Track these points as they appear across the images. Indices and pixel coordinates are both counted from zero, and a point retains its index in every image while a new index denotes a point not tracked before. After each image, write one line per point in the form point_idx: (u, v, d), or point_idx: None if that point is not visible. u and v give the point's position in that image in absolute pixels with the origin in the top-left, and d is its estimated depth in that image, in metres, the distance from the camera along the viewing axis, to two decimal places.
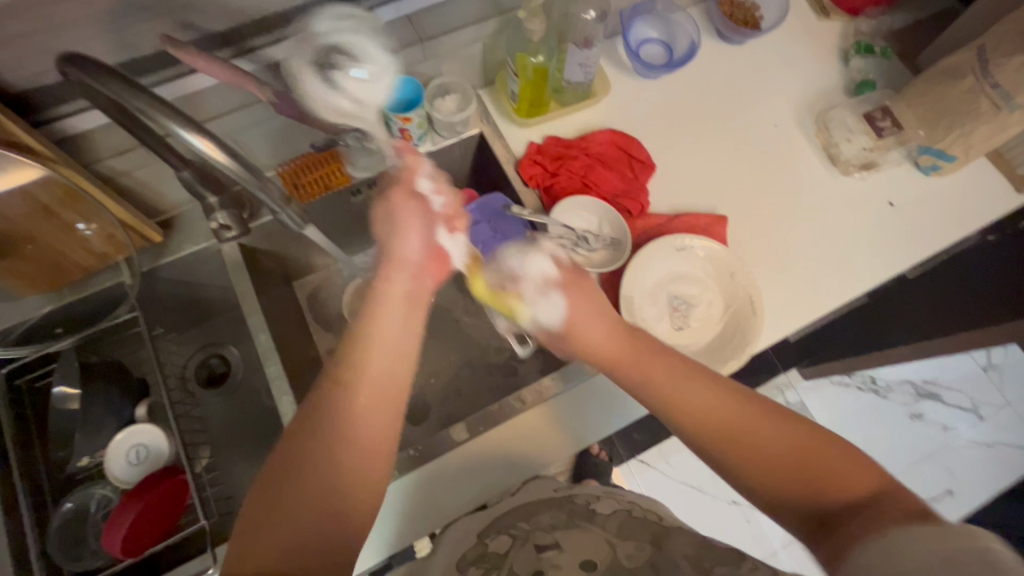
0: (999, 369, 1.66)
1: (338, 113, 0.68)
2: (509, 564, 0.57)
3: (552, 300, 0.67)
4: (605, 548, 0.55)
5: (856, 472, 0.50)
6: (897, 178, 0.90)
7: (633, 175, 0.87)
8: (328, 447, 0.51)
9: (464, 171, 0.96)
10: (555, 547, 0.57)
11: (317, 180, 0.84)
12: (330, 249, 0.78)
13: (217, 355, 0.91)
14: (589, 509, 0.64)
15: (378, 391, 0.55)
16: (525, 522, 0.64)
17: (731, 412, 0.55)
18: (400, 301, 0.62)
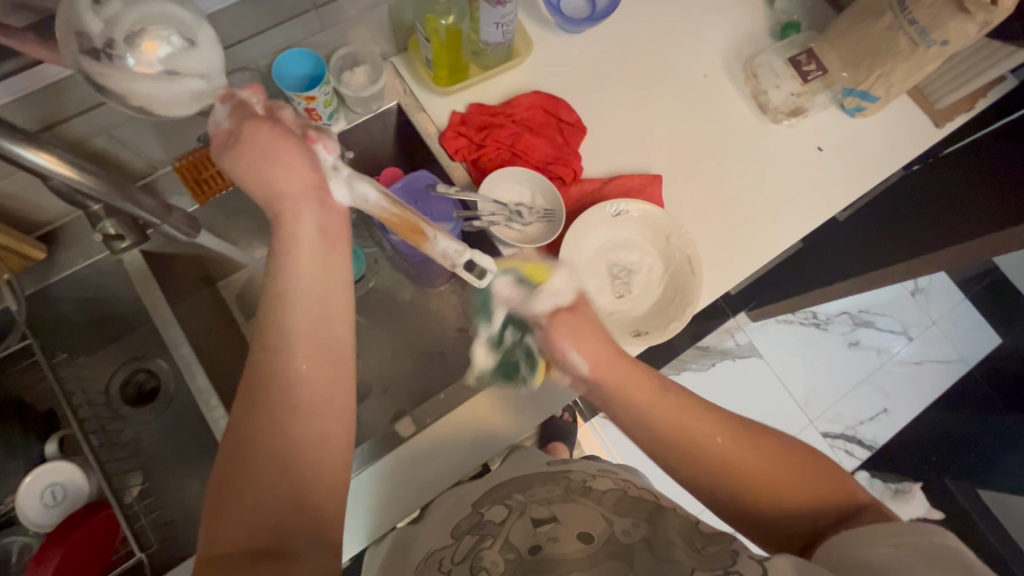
0: (925, 292, 1.77)
1: (186, 103, 0.57)
2: (507, 534, 0.57)
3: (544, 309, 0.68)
4: (603, 523, 0.55)
5: (831, 486, 0.53)
6: (825, 122, 0.90)
7: (564, 140, 0.83)
8: (270, 425, 0.49)
9: (387, 147, 0.90)
10: (553, 520, 0.56)
11: (216, 175, 0.78)
12: (229, 252, 0.74)
13: (144, 370, 0.85)
14: (586, 485, 0.62)
15: (318, 347, 0.53)
16: (521, 493, 0.63)
17: (724, 439, 0.55)
18: (312, 242, 0.58)
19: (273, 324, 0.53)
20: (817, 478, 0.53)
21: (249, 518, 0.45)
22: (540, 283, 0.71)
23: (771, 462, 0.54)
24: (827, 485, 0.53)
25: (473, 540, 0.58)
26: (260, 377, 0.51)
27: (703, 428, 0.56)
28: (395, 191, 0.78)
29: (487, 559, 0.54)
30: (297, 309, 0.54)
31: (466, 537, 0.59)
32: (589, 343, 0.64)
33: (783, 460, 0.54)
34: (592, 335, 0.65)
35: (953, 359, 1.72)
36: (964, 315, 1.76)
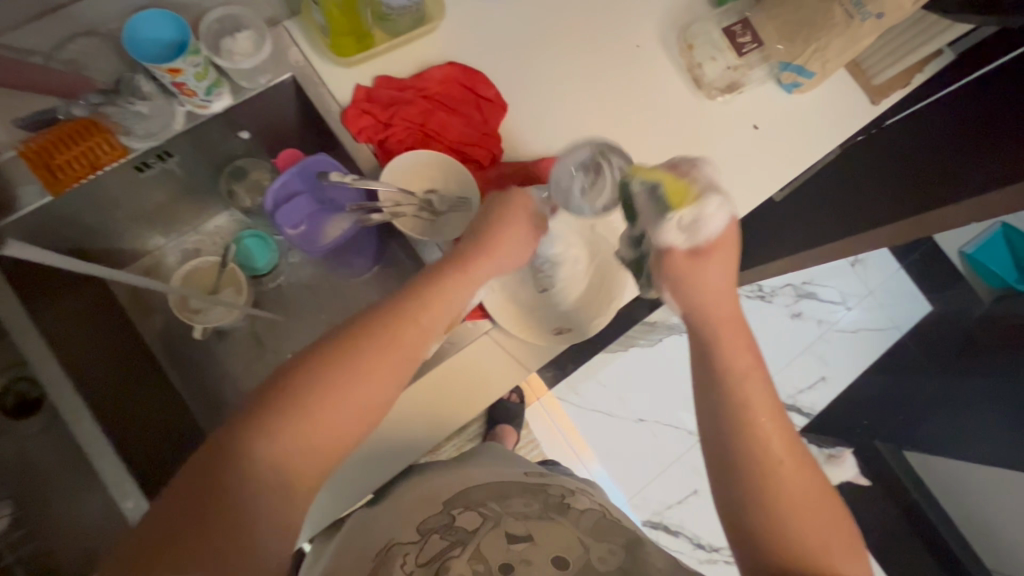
0: (864, 262, 1.80)
1: (250, 75, 0.71)
2: (477, 544, 0.52)
3: (722, 205, 0.61)
4: (578, 548, 0.52)
5: (848, 560, 0.53)
6: (761, 97, 0.85)
7: (482, 118, 0.75)
8: (295, 440, 0.49)
9: (288, 124, 0.81)
10: (527, 538, 0.52)
11: (76, 157, 0.66)
12: (131, 279, 0.71)
13: (24, 380, 0.77)
14: (564, 502, 0.61)
15: (370, 401, 0.52)
16: (497, 504, 0.59)
17: (786, 455, 0.56)
18: (432, 313, 0.58)
19: (322, 365, 0.51)
20: (841, 543, 0.53)
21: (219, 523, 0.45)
22: (677, 209, 0.60)
23: (813, 502, 0.54)
24: (844, 554, 0.53)
25: (440, 546, 0.53)
26: (274, 404, 0.49)
27: (770, 429, 0.57)
28: (289, 179, 0.69)
29: (454, 569, 0.50)
30: (370, 359, 0.53)
31: (432, 538, 0.55)
32: (714, 274, 0.63)
33: (821, 509, 0.54)
34: (721, 268, 0.63)
35: (886, 327, 1.78)
36: (899, 284, 1.81)
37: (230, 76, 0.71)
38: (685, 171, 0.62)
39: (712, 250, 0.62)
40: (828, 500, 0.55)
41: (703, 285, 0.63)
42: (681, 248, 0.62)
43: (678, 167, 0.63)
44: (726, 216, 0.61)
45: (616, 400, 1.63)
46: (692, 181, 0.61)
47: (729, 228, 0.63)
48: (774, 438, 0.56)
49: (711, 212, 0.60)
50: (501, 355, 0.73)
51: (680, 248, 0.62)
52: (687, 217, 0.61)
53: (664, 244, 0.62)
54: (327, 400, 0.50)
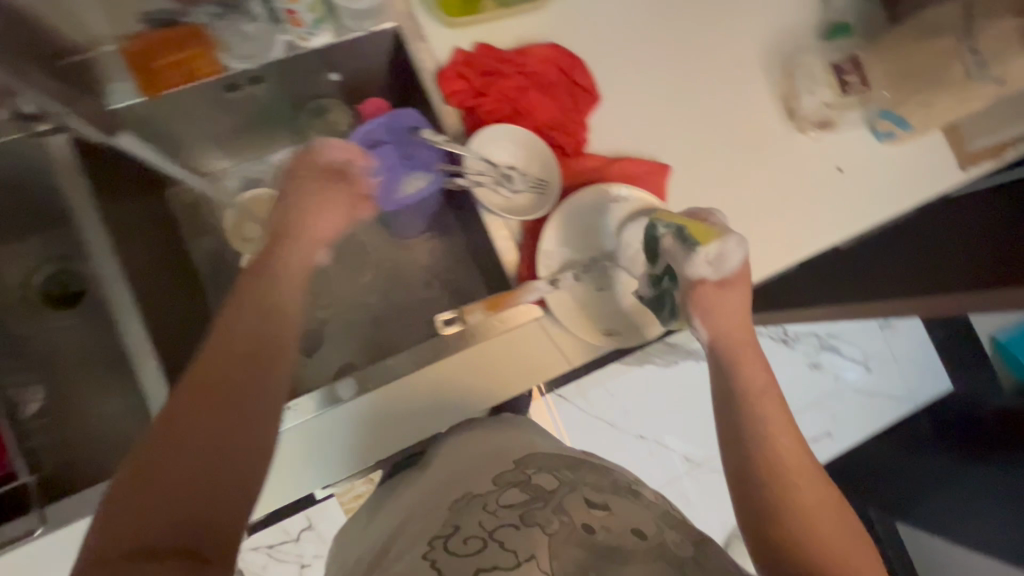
0: (894, 327, 1.76)
1: (358, 18, 0.70)
2: (556, 501, 0.51)
3: (739, 240, 0.62)
4: (653, 526, 0.49)
5: None
6: (850, 141, 0.83)
7: (573, 105, 0.74)
8: (185, 408, 0.45)
9: (377, 74, 0.80)
10: (605, 507, 0.51)
11: (176, 65, 0.67)
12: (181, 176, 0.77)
13: (69, 272, 0.80)
14: (633, 486, 0.58)
15: (219, 370, 0.48)
16: (570, 471, 0.58)
17: (818, 485, 0.56)
18: (255, 288, 0.54)
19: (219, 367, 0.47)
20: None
21: (157, 507, 0.41)
22: (702, 243, 0.60)
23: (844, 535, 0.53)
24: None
25: (517, 495, 0.53)
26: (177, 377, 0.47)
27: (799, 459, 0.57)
28: (375, 128, 0.69)
29: (538, 518, 0.49)
30: (230, 337, 0.50)
31: (511, 490, 0.54)
32: (733, 306, 0.63)
33: (851, 543, 0.53)
34: (737, 303, 0.64)
35: (901, 396, 1.74)
36: (925, 354, 1.77)
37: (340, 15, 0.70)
38: (708, 217, 0.65)
39: (734, 282, 0.63)
40: (859, 537, 0.54)
41: (726, 310, 0.64)
42: (710, 280, 0.62)
43: (700, 215, 0.66)
44: (743, 249, 0.62)
45: (620, 412, 1.61)
46: (712, 224, 0.63)
47: (743, 265, 0.64)
48: (807, 467, 0.57)
49: (728, 245, 0.61)
50: (547, 346, 0.72)
51: (709, 279, 0.62)
52: (713, 253, 0.61)
53: (693, 278, 0.62)
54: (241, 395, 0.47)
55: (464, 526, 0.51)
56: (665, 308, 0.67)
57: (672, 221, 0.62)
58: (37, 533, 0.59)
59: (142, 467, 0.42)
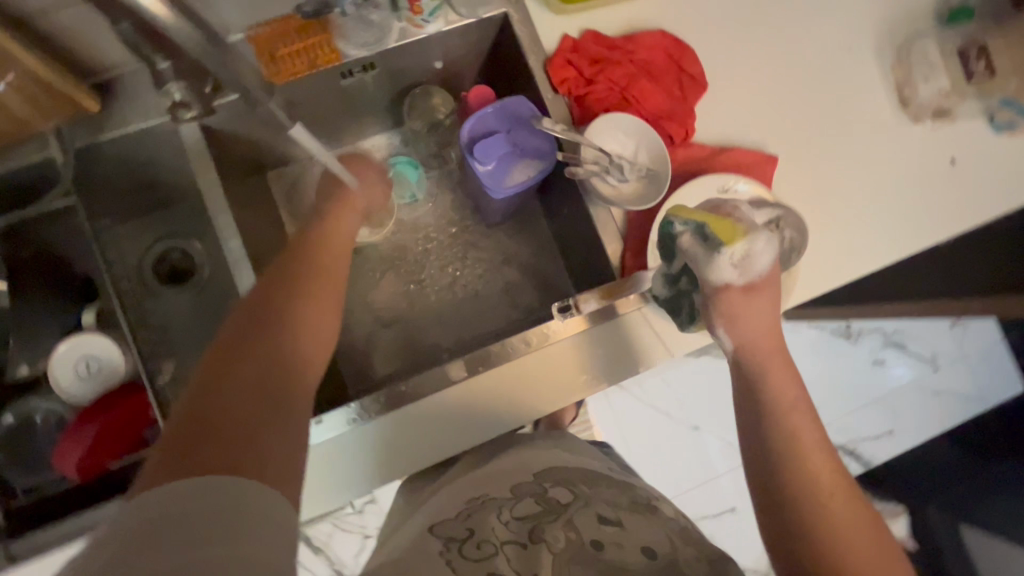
0: (965, 325, 1.66)
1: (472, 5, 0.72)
2: (568, 517, 0.49)
3: (767, 242, 0.62)
4: (667, 543, 0.46)
5: None
6: (968, 131, 0.79)
7: (681, 95, 0.74)
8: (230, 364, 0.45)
9: (480, 60, 0.81)
10: (617, 523, 0.48)
11: (298, 53, 0.69)
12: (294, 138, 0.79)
13: (178, 249, 0.82)
14: (650, 502, 0.54)
15: (252, 335, 0.48)
16: (587, 487, 0.55)
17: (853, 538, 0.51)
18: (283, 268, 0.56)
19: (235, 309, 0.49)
20: None
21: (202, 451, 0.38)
22: (727, 243, 0.61)
23: None
24: None
25: (529, 509, 0.51)
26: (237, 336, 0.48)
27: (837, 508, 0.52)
28: (486, 116, 0.71)
29: (547, 534, 0.48)
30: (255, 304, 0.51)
31: (523, 501, 0.53)
32: (759, 312, 0.64)
33: None
34: (764, 310, 0.64)
35: (969, 396, 1.64)
36: (997, 355, 1.67)
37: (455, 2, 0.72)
38: (726, 211, 0.65)
39: (760, 288, 0.64)
40: None
41: (749, 319, 0.63)
42: (736, 284, 0.63)
43: (721, 207, 0.66)
44: (771, 251, 0.62)
45: (676, 402, 1.49)
46: (737, 220, 0.63)
47: (771, 271, 0.64)
48: (844, 515, 0.52)
49: (755, 247, 0.62)
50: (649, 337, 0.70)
51: (735, 284, 0.63)
52: (739, 253, 0.62)
53: (720, 281, 0.63)
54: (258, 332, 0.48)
55: (478, 532, 0.49)
56: (680, 312, 0.68)
57: (692, 218, 0.62)
58: None
59: (189, 411, 0.42)
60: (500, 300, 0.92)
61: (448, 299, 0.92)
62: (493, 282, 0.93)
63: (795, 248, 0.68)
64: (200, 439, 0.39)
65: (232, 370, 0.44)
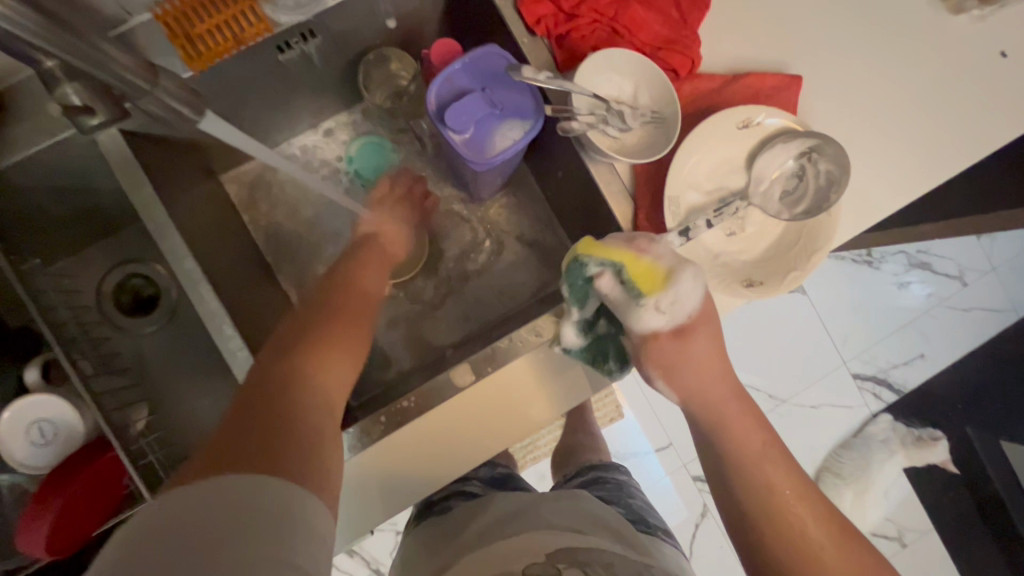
0: (993, 235, 1.55)
1: None
2: None
3: (696, 279, 0.55)
4: None
5: None
6: (1017, 16, 0.67)
7: (680, 16, 0.62)
8: (282, 376, 0.50)
9: (438, 7, 0.68)
10: None
11: (217, 26, 0.57)
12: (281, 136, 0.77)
13: (138, 275, 0.74)
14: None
15: (299, 350, 0.53)
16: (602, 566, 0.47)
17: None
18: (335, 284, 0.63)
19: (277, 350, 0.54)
20: None
21: (246, 448, 0.41)
22: (648, 293, 0.55)
23: None
24: None
25: None
26: (287, 354, 0.53)
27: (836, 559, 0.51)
28: (455, 74, 0.60)
29: None
30: (299, 328, 0.56)
31: None
32: (705, 357, 0.58)
33: None
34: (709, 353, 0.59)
35: (1001, 308, 1.54)
36: None
37: None
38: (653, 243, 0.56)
39: (695, 327, 0.57)
40: None
41: (690, 363, 0.59)
42: (665, 330, 0.57)
43: (635, 238, 0.56)
44: (700, 287, 0.56)
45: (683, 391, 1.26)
46: (658, 257, 0.55)
47: (704, 305, 0.57)
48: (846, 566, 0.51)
49: (682, 288, 0.55)
50: None
51: (664, 330, 0.57)
52: (665, 298, 0.55)
53: (647, 329, 0.57)
54: (298, 364, 0.52)
55: None
56: (608, 357, 0.61)
57: (607, 261, 0.54)
58: None
59: (231, 417, 0.45)
60: (499, 283, 0.83)
61: (442, 290, 0.83)
62: (489, 264, 0.84)
63: (833, 184, 0.59)
64: (241, 439, 0.42)
65: (269, 391, 0.48)
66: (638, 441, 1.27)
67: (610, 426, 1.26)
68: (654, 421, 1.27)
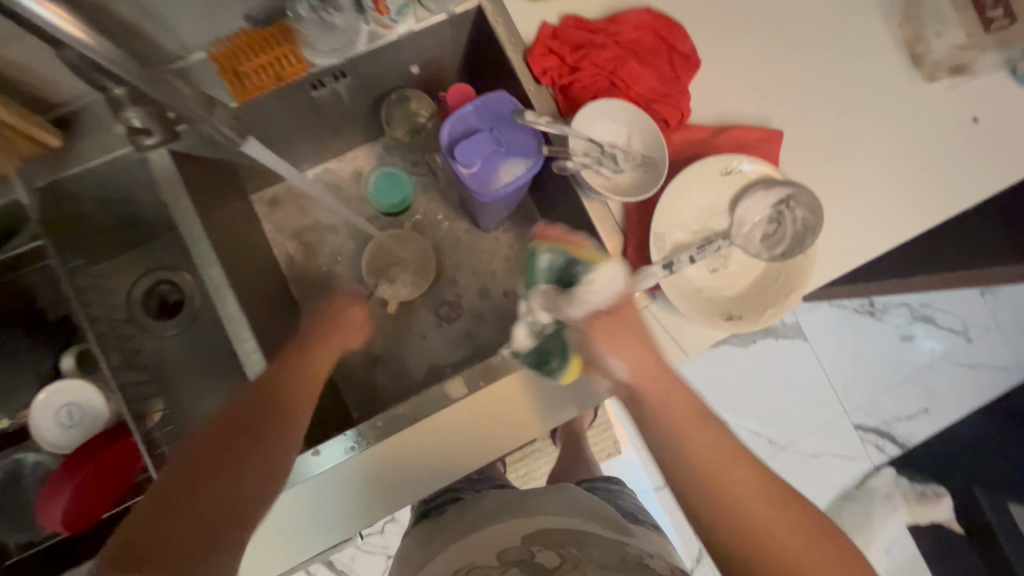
0: (996, 293, 1.57)
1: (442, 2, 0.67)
2: None
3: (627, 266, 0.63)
4: None
5: None
6: (989, 86, 0.73)
7: (673, 74, 0.69)
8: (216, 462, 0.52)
9: (458, 56, 0.76)
10: None
11: (263, 65, 0.65)
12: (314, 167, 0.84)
13: (166, 283, 0.80)
14: (642, 561, 0.50)
15: (236, 431, 0.55)
16: (576, 548, 0.50)
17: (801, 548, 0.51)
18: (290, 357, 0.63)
19: (224, 425, 0.55)
20: None
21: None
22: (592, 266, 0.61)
23: None
24: None
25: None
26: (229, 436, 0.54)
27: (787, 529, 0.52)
28: (467, 114, 0.67)
29: None
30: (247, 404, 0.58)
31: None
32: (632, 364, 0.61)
33: None
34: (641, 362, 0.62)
35: (1005, 366, 1.54)
36: None
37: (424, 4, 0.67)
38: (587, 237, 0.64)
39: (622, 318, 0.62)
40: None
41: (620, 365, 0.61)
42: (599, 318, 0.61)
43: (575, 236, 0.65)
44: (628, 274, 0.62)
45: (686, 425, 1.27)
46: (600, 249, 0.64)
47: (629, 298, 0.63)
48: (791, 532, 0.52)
49: (615, 269, 0.61)
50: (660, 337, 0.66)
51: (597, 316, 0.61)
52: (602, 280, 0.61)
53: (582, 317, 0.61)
54: (230, 452, 0.53)
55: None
56: (552, 355, 0.63)
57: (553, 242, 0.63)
58: None
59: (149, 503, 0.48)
60: (500, 307, 0.88)
61: (446, 311, 0.88)
62: (492, 289, 0.89)
63: (809, 228, 0.63)
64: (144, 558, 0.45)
65: (192, 476, 0.50)
66: (634, 477, 1.28)
67: (606, 460, 1.28)
68: (652, 459, 1.28)
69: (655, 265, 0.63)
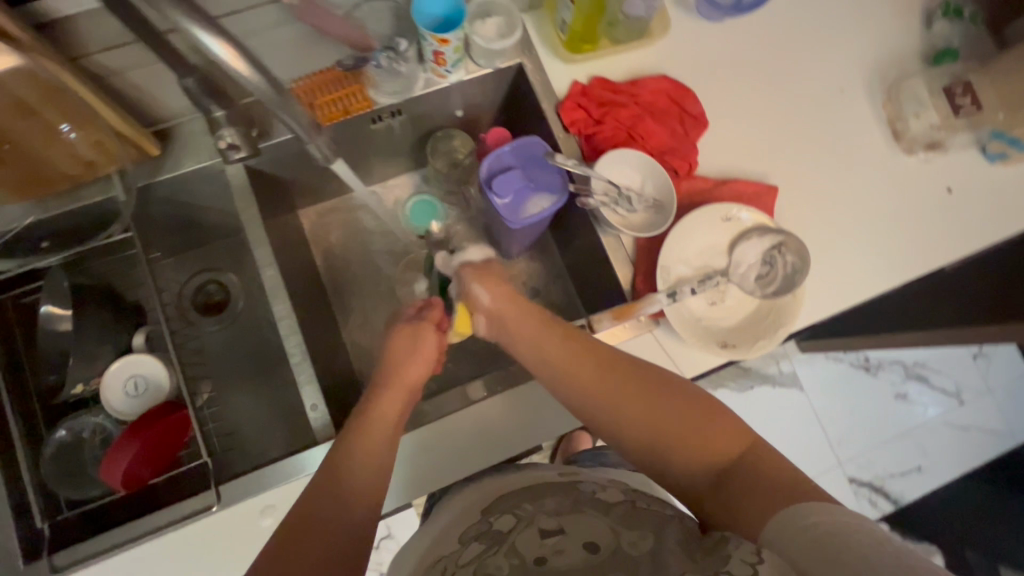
0: (988, 357, 1.61)
1: (491, 59, 0.78)
2: (511, 543, 0.48)
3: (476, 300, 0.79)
4: (608, 533, 0.47)
5: (722, 442, 0.55)
6: (960, 162, 0.83)
7: (683, 132, 0.80)
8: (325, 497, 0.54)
9: (497, 104, 0.88)
10: (560, 532, 0.48)
11: (335, 100, 0.77)
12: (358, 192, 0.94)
13: (214, 282, 0.89)
14: (595, 496, 0.53)
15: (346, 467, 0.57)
16: (530, 504, 0.53)
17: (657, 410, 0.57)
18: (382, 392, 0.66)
19: (330, 465, 0.57)
20: (716, 437, 0.55)
21: None
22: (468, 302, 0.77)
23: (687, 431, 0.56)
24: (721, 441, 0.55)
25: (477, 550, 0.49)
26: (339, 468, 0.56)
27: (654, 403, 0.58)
28: (504, 154, 0.76)
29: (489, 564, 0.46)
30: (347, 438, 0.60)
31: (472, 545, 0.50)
32: None
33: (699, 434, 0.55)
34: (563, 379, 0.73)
35: (995, 430, 1.57)
36: None
37: (474, 58, 0.79)
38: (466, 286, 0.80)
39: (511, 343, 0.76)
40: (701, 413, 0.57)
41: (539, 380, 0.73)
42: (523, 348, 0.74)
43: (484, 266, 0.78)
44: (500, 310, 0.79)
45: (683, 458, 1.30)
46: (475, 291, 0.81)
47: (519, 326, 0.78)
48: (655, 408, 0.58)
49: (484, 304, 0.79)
50: (661, 357, 0.73)
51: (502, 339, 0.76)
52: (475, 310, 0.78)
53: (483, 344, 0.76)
54: (337, 481, 0.55)
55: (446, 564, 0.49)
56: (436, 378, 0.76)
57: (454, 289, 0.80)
58: (214, 509, 0.64)
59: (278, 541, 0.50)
60: None
61: None
62: None
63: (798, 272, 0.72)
64: None
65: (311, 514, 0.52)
66: None
67: None
68: None
69: (660, 294, 0.72)
